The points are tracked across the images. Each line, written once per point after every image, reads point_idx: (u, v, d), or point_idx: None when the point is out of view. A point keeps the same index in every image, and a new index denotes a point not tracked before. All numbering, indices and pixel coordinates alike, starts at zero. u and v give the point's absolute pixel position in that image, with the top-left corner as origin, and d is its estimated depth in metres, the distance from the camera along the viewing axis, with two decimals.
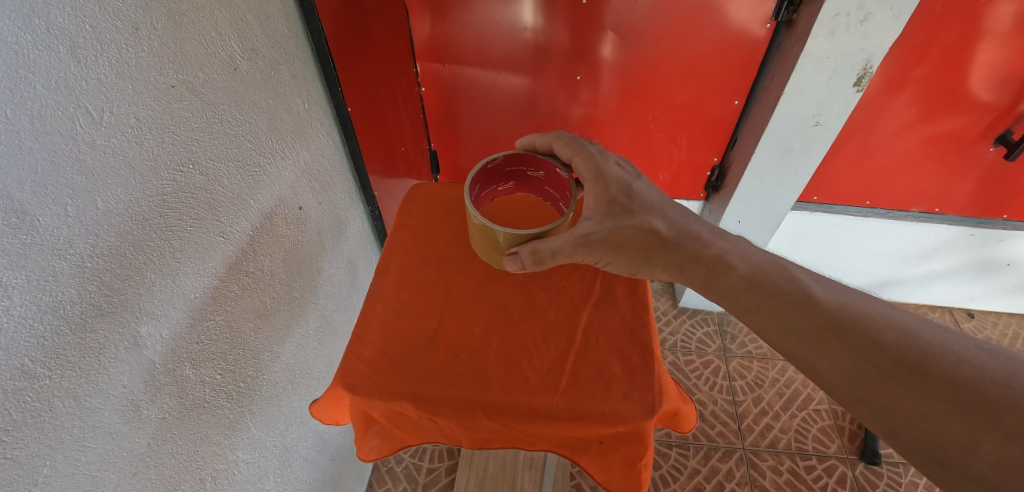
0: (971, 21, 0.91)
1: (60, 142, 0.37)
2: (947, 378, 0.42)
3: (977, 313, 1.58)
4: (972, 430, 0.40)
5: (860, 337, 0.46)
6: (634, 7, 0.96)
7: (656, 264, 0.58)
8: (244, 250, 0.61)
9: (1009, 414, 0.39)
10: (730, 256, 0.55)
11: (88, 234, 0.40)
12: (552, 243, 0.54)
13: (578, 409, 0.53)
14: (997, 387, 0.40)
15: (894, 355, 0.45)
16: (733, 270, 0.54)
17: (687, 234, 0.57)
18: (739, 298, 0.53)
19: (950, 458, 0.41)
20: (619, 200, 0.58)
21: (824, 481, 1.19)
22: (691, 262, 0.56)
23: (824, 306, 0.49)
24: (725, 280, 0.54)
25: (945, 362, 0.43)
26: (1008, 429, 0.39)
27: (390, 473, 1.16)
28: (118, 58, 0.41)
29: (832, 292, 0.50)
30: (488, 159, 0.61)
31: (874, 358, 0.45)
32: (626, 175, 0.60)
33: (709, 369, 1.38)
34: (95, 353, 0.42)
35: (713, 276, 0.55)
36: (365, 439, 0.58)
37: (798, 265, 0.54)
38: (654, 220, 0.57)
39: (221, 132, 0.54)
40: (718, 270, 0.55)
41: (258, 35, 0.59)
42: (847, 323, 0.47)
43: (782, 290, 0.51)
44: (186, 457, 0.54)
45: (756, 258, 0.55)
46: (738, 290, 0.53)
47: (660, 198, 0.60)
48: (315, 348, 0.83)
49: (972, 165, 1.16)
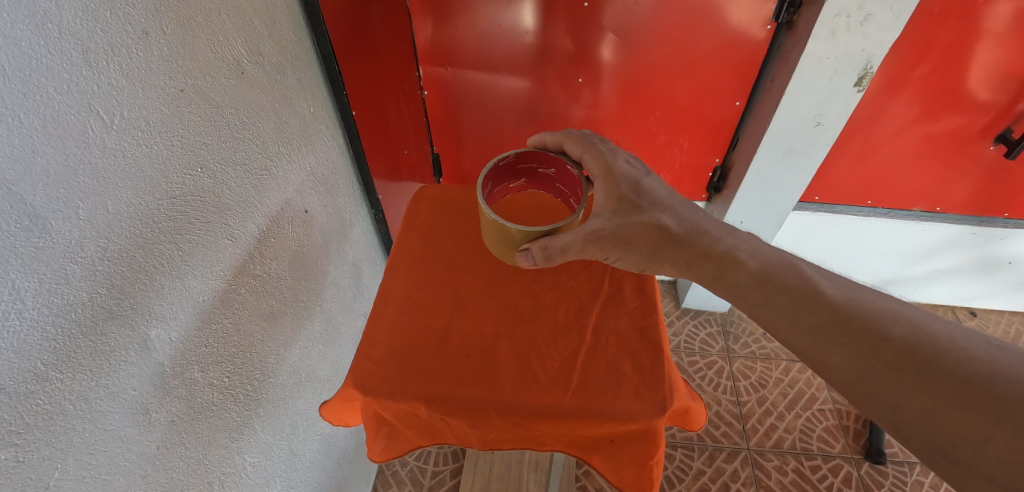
0: (970, 21, 0.92)
1: (72, 146, 0.38)
2: (957, 375, 0.42)
3: (979, 311, 1.58)
4: (980, 424, 0.40)
5: (869, 334, 0.46)
6: (635, 10, 0.97)
7: (666, 260, 0.58)
8: (251, 254, 0.61)
9: (1017, 409, 0.39)
10: (739, 252, 0.55)
11: (99, 237, 0.40)
12: (562, 240, 0.55)
13: (589, 408, 0.53)
14: (1007, 383, 0.40)
15: (902, 351, 0.44)
16: (743, 267, 0.54)
17: (696, 230, 0.57)
18: (749, 294, 0.53)
19: (958, 456, 0.41)
20: (628, 196, 0.59)
21: (830, 480, 1.19)
22: (701, 258, 0.56)
23: (833, 302, 0.49)
24: (735, 276, 0.54)
25: (955, 357, 0.43)
26: (1016, 425, 0.38)
27: (395, 477, 1.15)
28: (128, 62, 0.41)
29: (842, 288, 0.50)
30: (499, 157, 0.62)
31: (884, 355, 0.45)
32: (635, 172, 0.61)
33: (712, 370, 1.39)
34: (106, 356, 0.42)
35: (722, 272, 0.55)
36: (375, 440, 0.58)
37: (808, 262, 0.54)
38: (663, 216, 0.57)
39: (229, 136, 0.55)
40: (726, 266, 0.54)
41: (264, 39, 0.59)
42: (856, 318, 0.47)
43: (791, 287, 0.51)
44: (195, 460, 0.54)
45: (765, 253, 0.55)
46: (748, 287, 0.53)
47: (669, 193, 0.60)
48: (321, 351, 0.83)
49: (972, 164, 1.17)
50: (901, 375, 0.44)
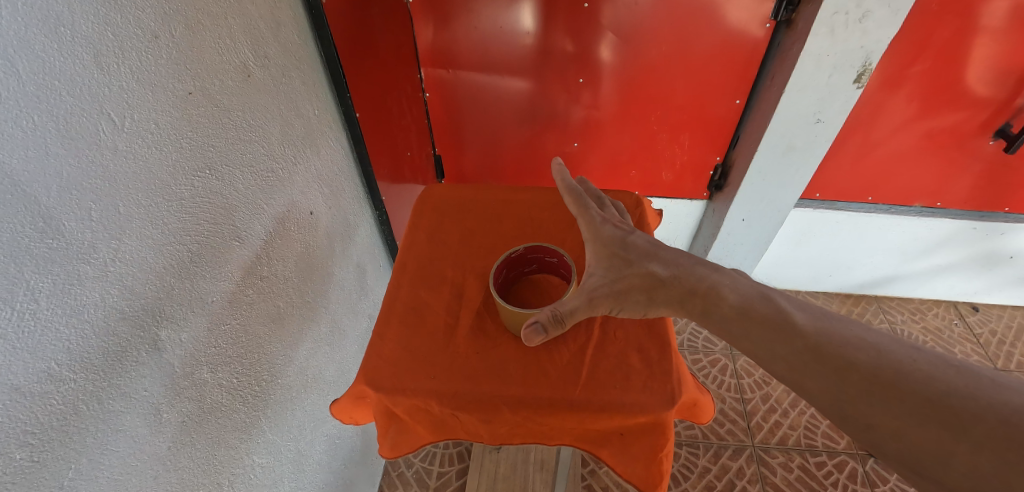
0: (967, 17, 0.93)
1: (85, 148, 0.38)
2: (920, 394, 0.39)
3: (982, 306, 1.58)
4: (943, 442, 0.37)
5: (836, 359, 0.43)
6: (635, 10, 0.98)
7: (660, 303, 0.54)
8: (259, 255, 0.61)
9: (978, 427, 0.36)
10: (721, 287, 0.52)
11: (112, 238, 0.41)
12: (569, 304, 0.54)
13: (598, 401, 0.53)
14: (973, 401, 0.37)
15: (867, 375, 0.42)
16: (726, 301, 0.51)
17: (682, 270, 0.55)
18: (732, 326, 0.49)
19: (929, 472, 0.37)
20: (616, 252, 0.58)
21: (835, 477, 1.19)
22: (688, 295, 0.53)
23: (803, 330, 0.46)
24: (717, 310, 0.51)
25: (917, 377, 0.40)
26: (976, 441, 0.36)
27: (400, 478, 1.15)
28: (138, 65, 0.42)
29: (813, 316, 0.47)
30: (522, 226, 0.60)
31: (852, 377, 0.42)
32: (621, 229, 0.60)
33: (716, 368, 1.39)
34: (117, 356, 0.42)
35: (709, 306, 0.51)
36: (387, 436, 0.58)
37: (784, 295, 0.51)
38: (652, 264, 0.55)
39: (236, 139, 0.55)
40: (711, 299, 0.51)
41: (270, 42, 0.60)
42: (824, 346, 0.44)
43: (767, 318, 0.48)
44: (205, 461, 0.54)
45: (745, 287, 0.52)
46: (731, 321, 0.49)
47: (655, 244, 0.58)
48: (327, 352, 0.84)
49: (971, 158, 1.17)
50: (871, 396, 0.41)
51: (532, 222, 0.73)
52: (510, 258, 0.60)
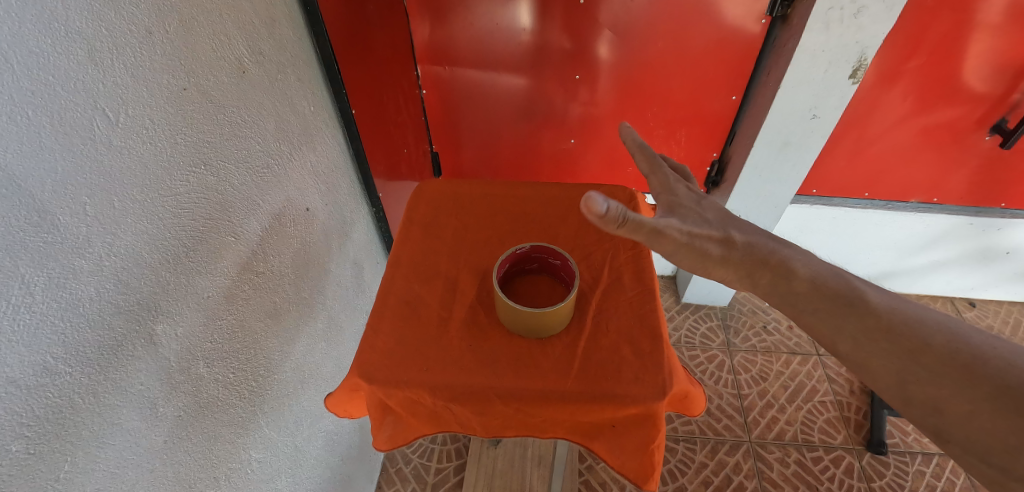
0: (962, 12, 0.93)
1: (79, 143, 0.38)
2: (994, 380, 0.39)
3: (979, 302, 1.57)
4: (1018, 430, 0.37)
5: (909, 339, 0.44)
6: (631, 6, 0.98)
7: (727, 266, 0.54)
8: (255, 251, 0.62)
9: None
10: (794, 262, 0.52)
11: (106, 232, 0.41)
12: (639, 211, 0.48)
13: (589, 392, 0.53)
14: None
15: (941, 357, 0.42)
16: (796, 276, 0.51)
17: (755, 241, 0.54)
18: (799, 301, 0.50)
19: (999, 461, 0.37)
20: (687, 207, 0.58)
21: (832, 471, 1.19)
22: (759, 265, 0.53)
23: (879, 310, 0.46)
24: (790, 284, 0.51)
25: (995, 365, 0.39)
26: None
27: (398, 474, 1.15)
28: (132, 61, 0.42)
29: (892, 300, 0.47)
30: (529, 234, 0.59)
31: (923, 360, 0.42)
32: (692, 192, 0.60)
33: (713, 364, 1.39)
34: (113, 350, 0.43)
35: (777, 279, 0.51)
36: (380, 428, 0.58)
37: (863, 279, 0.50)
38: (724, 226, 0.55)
39: (232, 134, 0.55)
40: (782, 273, 0.51)
41: (265, 39, 0.60)
42: (898, 326, 0.45)
43: (842, 294, 0.48)
44: (202, 455, 0.54)
45: (820, 266, 0.52)
46: (802, 295, 0.50)
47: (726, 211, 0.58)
48: (324, 348, 0.84)
49: (968, 154, 1.18)
50: (941, 378, 0.41)
51: (525, 216, 0.73)
52: (515, 255, 0.59)
